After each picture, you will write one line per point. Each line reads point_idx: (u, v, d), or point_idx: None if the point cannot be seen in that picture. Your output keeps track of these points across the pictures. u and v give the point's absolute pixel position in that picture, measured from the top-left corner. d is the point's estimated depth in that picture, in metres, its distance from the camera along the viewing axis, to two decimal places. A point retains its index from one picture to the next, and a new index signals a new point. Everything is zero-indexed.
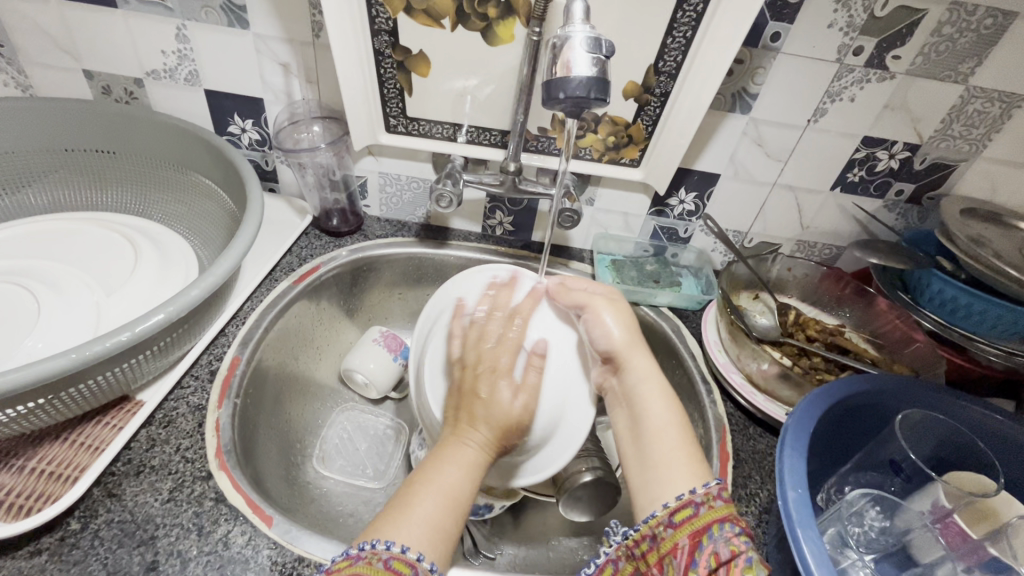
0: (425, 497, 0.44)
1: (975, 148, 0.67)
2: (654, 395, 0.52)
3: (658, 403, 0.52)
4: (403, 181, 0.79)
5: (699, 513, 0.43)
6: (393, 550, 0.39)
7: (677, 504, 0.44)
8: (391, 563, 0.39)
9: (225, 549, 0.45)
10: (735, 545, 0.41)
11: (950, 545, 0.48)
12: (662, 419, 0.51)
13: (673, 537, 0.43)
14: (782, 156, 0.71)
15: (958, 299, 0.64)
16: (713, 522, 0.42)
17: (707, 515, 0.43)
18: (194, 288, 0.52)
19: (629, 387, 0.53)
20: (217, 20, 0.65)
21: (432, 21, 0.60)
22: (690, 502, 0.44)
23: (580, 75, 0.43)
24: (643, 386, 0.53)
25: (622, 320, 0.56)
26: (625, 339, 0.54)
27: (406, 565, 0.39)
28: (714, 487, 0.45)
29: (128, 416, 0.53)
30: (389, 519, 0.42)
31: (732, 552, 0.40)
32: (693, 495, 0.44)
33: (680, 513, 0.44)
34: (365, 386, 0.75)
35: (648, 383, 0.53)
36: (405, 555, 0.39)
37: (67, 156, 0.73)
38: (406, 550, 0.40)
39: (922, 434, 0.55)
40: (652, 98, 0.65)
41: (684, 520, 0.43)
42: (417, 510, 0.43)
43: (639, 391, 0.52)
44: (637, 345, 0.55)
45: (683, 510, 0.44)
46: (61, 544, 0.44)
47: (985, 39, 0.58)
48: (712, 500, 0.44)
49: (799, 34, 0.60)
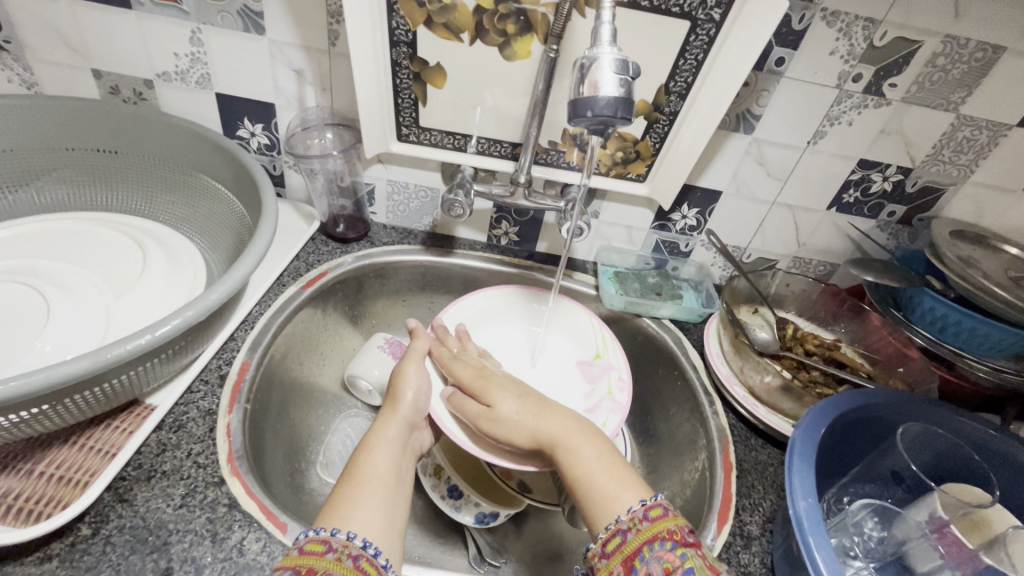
0: (363, 485, 0.48)
1: (964, 173, 0.70)
2: (586, 441, 0.53)
3: (590, 448, 0.53)
4: (411, 189, 0.80)
5: (628, 538, 0.44)
6: (309, 537, 0.41)
7: (607, 535, 0.45)
8: (306, 547, 0.40)
9: (240, 556, 0.45)
10: (668, 562, 0.41)
11: (948, 553, 0.50)
12: (593, 461, 0.51)
13: (608, 565, 0.44)
14: (783, 175, 0.73)
15: (949, 317, 0.67)
16: (643, 544, 0.43)
17: (636, 539, 0.43)
18: (211, 292, 0.52)
19: (551, 439, 0.54)
20: (232, 25, 0.65)
21: (451, 35, 0.61)
22: (618, 530, 0.45)
23: (608, 96, 0.45)
24: (573, 439, 0.54)
25: (511, 396, 0.60)
26: (510, 408, 0.58)
27: (319, 543, 0.40)
28: (638, 510, 0.45)
29: (140, 420, 0.52)
30: (334, 511, 0.45)
31: (666, 570, 0.40)
32: (620, 523, 0.45)
33: (611, 542, 0.44)
34: (369, 393, 0.75)
35: (568, 431, 0.54)
36: (318, 536, 0.41)
37: (70, 155, 0.72)
38: (320, 532, 0.42)
39: (921, 446, 0.57)
40: (661, 116, 0.66)
41: (616, 549, 0.44)
42: (360, 498, 0.46)
43: (563, 448, 0.53)
44: (539, 409, 0.58)
45: (613, 539, 0.44)
46: (71, 550, 0.43)
47: (976, 71, 0.61)
48: (638, 524, 0.44)
49: (803, 59, 0.62)
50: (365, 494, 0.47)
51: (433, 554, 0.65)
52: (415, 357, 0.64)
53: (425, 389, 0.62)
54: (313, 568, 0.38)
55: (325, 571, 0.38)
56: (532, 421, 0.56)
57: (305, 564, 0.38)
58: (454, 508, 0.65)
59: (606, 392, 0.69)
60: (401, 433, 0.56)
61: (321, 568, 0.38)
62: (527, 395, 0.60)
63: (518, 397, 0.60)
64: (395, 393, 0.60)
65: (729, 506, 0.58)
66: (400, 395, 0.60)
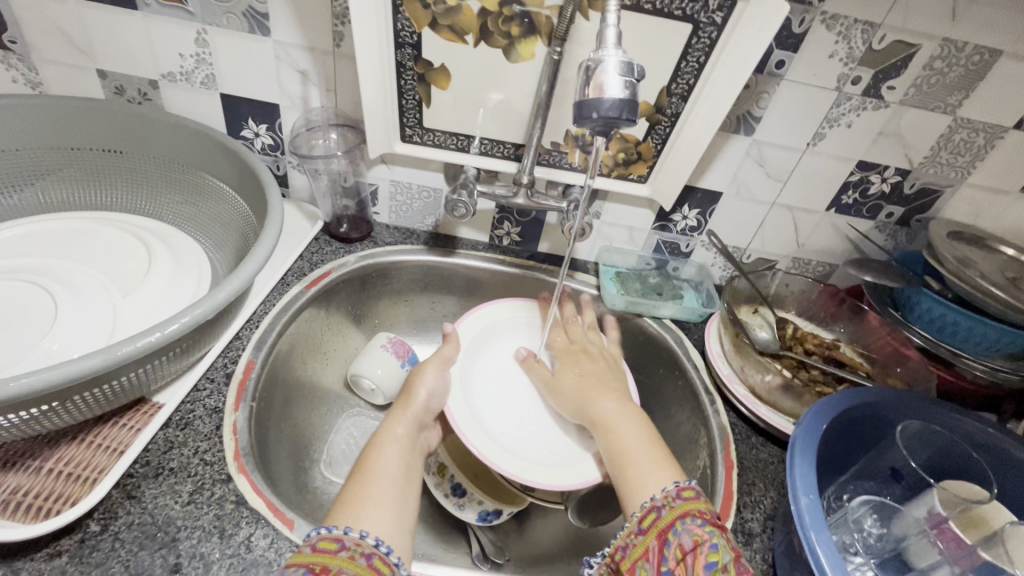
0: (373, 482, 0.48)
1: (961, 174, 0.71)
2: (629, 423, 0.56)
3: (632, 427, 0.56)
4: (413, 189, 0.80)
5: (663, 515, 0.44)
6: (321, 534, 0.41)
7: (642, 512, 0.46)
8: (318, 544, 0.40)
9: (248, 552, 0.46)
10: (698, 534, 0.42)
11: (945, 549, 0.50)
12: (633, 440, 0.54)
13: (643, 541, 0.44)
14: (782, 177, 0.74)
15: (946, 317, 0.68)
16: (676, 519, 0.44)
17: (669, 515, 0.44)
18: (220, 291, 0.53)
19: (598, 416, 0.58)
20: (238, 27, 0.66)
21: (455, 37, 0.62)
22: (653, 507, 0.45)
23: (613, 97, 0.45)
24: (619, 418, 0.57)
25: (575, 373, 0.65)
26: (570, 384, 0.64)
27: (331, 540, 0.41)
28: (672, 490, 0.46)
29: (147, 417, 0.53)
30: (344, 509, 0.45)
31: (696, 542, 0.41)
32: (654, 501, 0.46)
33: (646, 519, 0.45)
34: (372, 392, 0.75)
35: (614, 412, 0.58)
36: (330, 533, 0.42)
37: (75, 155, 0.73)
38: (332, 530, 0.42)
39: (920, 444, 0.58)
40: (663, 118, 0.67)
41: (651, 525, 0.44)
42: (370, 496, 0.47)
43: (603, 424, 0.57)
44: (593, 388, 0.62)
45: (648, 516, 0.45)
46: (81, 546, 0.43)
47: (973, 74, 0.62)
48: (671, 501, 0.45)
49: (803, 62, 0.63)
50: (376, 493, 0.47)
51: (436, 552, 0.65)
52: (439, 361, 0.65)
53: (438, 391, 0.62)
54: (327, 567, 0.38)
55: (339, 571, 0.38)
56: (585, 399, 0.61)
57: (319, 563, 0.39)
58: (455, 506, 0.66)
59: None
60: (410, 432, 0.57)
61: (335, 568, 0.39)
62: (588, 373, 0.65)
63: (580, 375, 0.65)
64: (410, 391, 0.61)
65: (731, 504, 0.59)
66: (415, 391, 0.61)
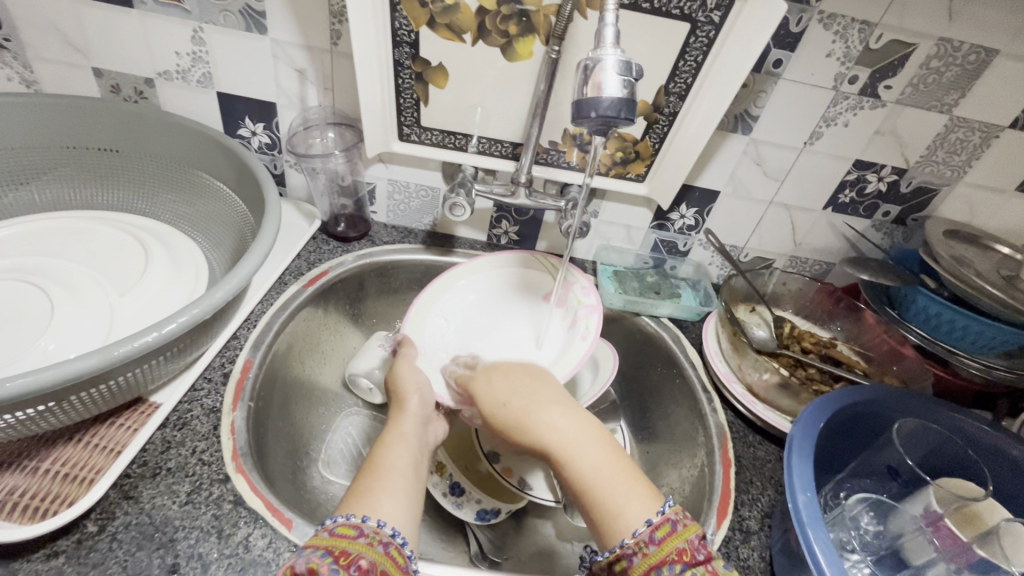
0: (383, 476, 0.48)
1: (957, 173, 0.71)
2: (583, 445, 0.49)
3: (590, 448, 0.49)
4: (411, 188, 0.80)
5: (635, 564, 0.41)
6: (337, 521, 0.42)
7: (611, 559, 0.42)
8: (336, 530, 0.41)
9: (246, 552, 0.45)
10: None
11: (942, 546, 0.50)
12: (596, 465, 0.47)
13: None
14: (779, 176, 0.74)
15: (942, 315, 0.68)
16: (651, 570, 0.40)
17: (642, 565, 0.41)
18: (218, 290, 0.53)
19: (552, 442, 0.50)
20: (234, 24, 0.66)
21: (453, 36, 0.62)
22: (624, 554, 0.42)
23: (611, 96, 0.45)
24: (573, 441, 0.49)
25: (510, 389, 0.57)
26: (502, 410, 0.55)
27: (350, 527, 0.41)
28: (645, 532, 0.42)
29: (144, 418, 0.52)
30: (359, 500, 0.45)
31: None
32: (625, 548, 0.42)
33: (618, 566, 0.42)
34: (369, 391, 0.75)
35: (565, 434, 0.50)
36: (348, 520, 0.42)
37: (71, 154, 0.72)
38: (350, 518, 0.42)
39: (917, 442, 0.58)
40: (661, 117, 0.67)
41: (623, 573, 0.42)
42: (383, 487, 0.47)
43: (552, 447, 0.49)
44: (531, 410, 0.53)
45: (619, 563, 0.42)
46: (78, 547, 0.43)
47: (969, 74, 0.62)
48: (644, 547, 0.41)
49: (800, 62, 0.63)
50: (388, 484, 0.47)
51: (435, 551, 0.65)
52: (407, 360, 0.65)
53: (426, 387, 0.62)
54: (346, 551, 0.39)
55: (357, 556, 0.38)
56: (528, 424, 0.52)
57: (336, 545, 0.39)
58: (455, 504, 0.66)
59: (577, 303, 0.74)
60: (417, 429, 0.56)
61: (354, 552, 0.39)
62: (526, 387, 0.57)
63: (514, 389, 0.57)
64: (399, 396, 0.60)
65: (729, 502, 0.59)
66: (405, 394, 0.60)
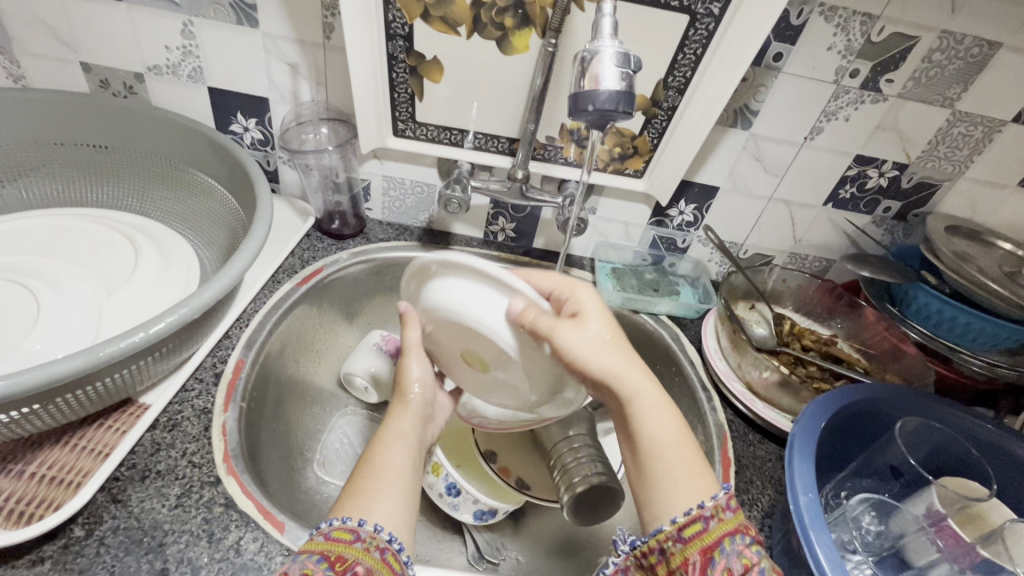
0: (381, 476, 0.47)
1: (959, 168, 0.70)
2: (653, 410, 0.48)
3: (661, 415, 0.48)
4: (406, 184, 0.79)
5: (709, 528, 0.43)
6: (334, 524, 0.41)
7: (686, 519, 0.44)
8: (332, 534, 0.40)
9: (237, 556, 0.45)
10: (747, 558, 0.41)
11: (946, 547, 0.50)
12: (670, 433, 0.48)
13: (683, 551, 0.43)
14: (779, 171, 0.73)
15: (943, 312, 0.67)
16: (724, 536, 0.42)
17: (718, 529, 0.43)
18: (207, 288, 0.51)
19: (626, 399, 0.48)
20: (224, 17, 0.64)
21: (448, 28, 0.61)
22: (700, 516, 0.43)
23: (608, 89, 0.44)
24: (643, 402, 0.48)
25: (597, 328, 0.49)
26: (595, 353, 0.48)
27: (346, 532, 0.40)
28: (723, 499, 0.44)
29: (133, 419, 0.51)
30: (355, 501, 0.44)
31: (746, 566, 0.41)
32: (703, 509, 0.44)
33: (689, 528, 0.43)
34: (365, 390, 0.74)
35: (643, 391, 0.48)
36: (345, 524, 0.41)
37: (60, 151, 0.71)
38: (347, 521, 0.41)
39: (919, 440, 0.57)
40: (659, 111, 0.66)
41: (694, 535, 0.43)
42: (380, 488, 0.45)
43: (628, 401, 0.48)
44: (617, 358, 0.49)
45: (692, 526, 0.43)
46: (65, 552, 0.42)
47: (972, 67, 0.61)
48: (721, 512, 0.44)
49: (801, 55, 0.62)
50: (385, 485, 0.46)
51: (432, 552, 0.65)
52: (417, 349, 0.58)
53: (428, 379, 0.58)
54: (342, 556, 0.38)
55: (354, 561, 0.38)
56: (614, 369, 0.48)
57: (334, 550, 0.38)
58: (451, 506, 0.65)
59: None
60: (415, 428, 0.54)
61: (350, 557, 0.38)
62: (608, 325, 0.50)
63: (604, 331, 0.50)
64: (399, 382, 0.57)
65: None
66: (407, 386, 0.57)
